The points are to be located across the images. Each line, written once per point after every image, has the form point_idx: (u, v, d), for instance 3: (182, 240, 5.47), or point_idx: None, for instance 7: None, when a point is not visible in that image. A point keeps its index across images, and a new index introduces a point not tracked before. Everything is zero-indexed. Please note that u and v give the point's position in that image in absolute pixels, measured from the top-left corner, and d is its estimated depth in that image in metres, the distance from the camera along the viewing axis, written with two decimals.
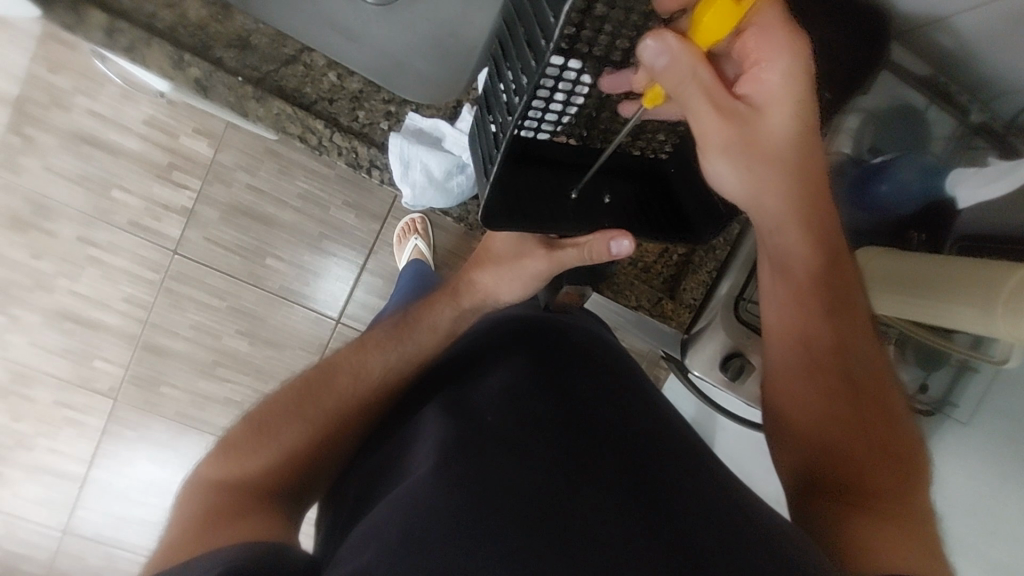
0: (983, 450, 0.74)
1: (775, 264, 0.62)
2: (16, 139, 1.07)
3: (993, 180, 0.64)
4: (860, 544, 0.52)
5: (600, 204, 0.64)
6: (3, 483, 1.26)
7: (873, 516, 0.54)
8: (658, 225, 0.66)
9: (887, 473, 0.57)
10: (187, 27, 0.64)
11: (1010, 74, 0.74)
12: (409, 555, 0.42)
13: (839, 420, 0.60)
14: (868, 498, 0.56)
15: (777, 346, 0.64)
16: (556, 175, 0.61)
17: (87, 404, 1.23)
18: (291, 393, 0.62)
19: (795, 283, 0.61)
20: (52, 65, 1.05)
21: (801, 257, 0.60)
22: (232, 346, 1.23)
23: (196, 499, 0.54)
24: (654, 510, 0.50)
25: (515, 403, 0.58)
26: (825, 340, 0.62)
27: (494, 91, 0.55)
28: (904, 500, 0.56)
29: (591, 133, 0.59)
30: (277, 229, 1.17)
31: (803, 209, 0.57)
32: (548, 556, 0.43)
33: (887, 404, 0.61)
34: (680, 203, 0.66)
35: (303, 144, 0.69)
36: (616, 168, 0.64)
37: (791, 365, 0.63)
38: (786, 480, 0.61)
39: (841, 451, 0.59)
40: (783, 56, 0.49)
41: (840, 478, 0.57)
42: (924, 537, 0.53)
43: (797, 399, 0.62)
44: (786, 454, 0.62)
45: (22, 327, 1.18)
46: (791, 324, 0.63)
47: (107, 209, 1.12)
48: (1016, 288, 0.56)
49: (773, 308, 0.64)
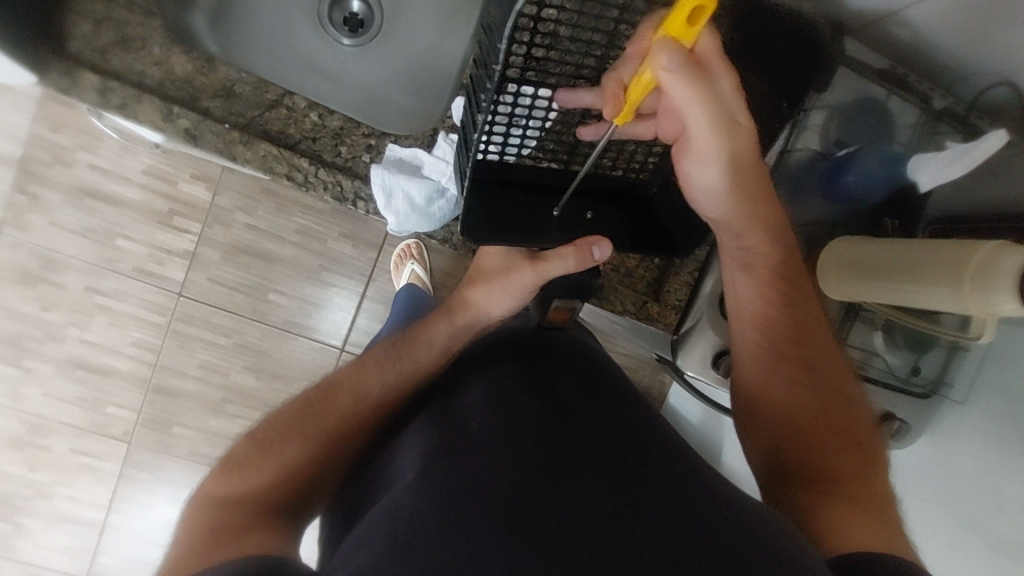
0: (981, 426, 0.75)
1: (739, 263, 0.64)
2: (22, 197, 1.12)
3: (953, 162, 0.65)
4: (832, 525, 0.56)
5: (584, 221, 0.66)
6: (23, 534, 1.28)
7: (841, 499, 0.57)
8: (640, 241, 0.68)
9: (850, 457, 0.60)
10: (175, 82, 0.68)
11: (968, 61, 0.77)
12: (396, 557, 0.46)
13: (803, 409, 0.63)
14: (837, 481, 0.59)
15: (747, 331, 0.66)
16: (540, 195, 0.65)
17: (103, 450, 1.26)
18: (292, 410, 0.64)
19: (761, 282, 0.64)
20: (53, 125, 1.10)
21: (758, 255, 0.63)
22: (241, 382, 1.26)
23: (199, 515, 0.55)
24: (633, 498, 0.53)
25: (496, 411, 0.61)
26: (787, 333, 0.64)
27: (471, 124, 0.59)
28: (868, 482, 0.59)
29: (574, 156, 0.63)
30: (276, 265, 1.20)
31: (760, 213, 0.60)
32: (528, 554, 0.46)
33: (846, 390, 0.64)
34: (661, 221, 0.69)
35: (290, 182, 0.71)
36: (601, 189, 0.67)
37: (754, 358, 0.65)
38: (756, 463, 0.64)
39: (807, 440, 0.61)
40: (726, 74, 0.49)
41: (806, 466, 0.60)
42: (887, 517, 0.56)
43: (763, 393, 0.64)
44: (754, 446, 0.65)
45: (36, 378, 1.21)
46: (755, 320, 0.65)
47: (112, 257, 1.16)
48: (981, 264, 0.59)
49: (738, 295, 0.66)
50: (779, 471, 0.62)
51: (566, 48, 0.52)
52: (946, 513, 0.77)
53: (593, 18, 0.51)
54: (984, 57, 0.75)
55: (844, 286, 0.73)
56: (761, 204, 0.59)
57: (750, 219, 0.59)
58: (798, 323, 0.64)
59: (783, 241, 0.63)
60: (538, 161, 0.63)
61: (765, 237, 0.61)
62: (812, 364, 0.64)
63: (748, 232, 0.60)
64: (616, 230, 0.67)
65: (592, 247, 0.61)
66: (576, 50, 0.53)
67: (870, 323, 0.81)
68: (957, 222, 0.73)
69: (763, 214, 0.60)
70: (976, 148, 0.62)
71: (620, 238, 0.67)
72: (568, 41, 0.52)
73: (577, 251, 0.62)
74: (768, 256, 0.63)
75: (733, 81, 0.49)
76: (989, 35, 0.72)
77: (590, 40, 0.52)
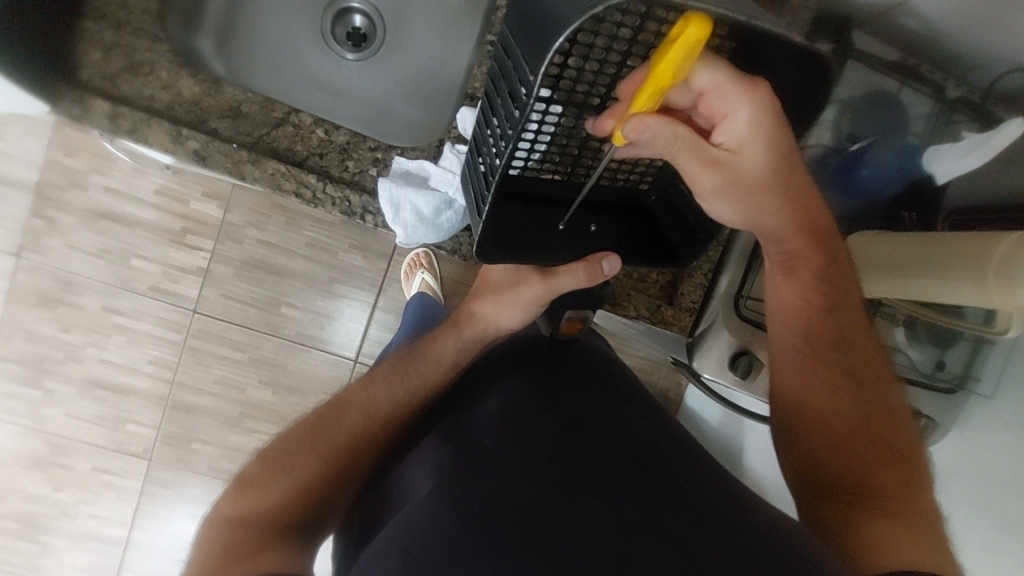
0: (1012, 420, 0.73)
1: (785, 267, 0.63)
2: (39, 221, 1.14)
3: (968, 153, 0.64)
4: (872, 542, 0.54)
5: (587, 233, 0.66)
6: (49, 553, 1.30)
7: (870, 510, 0.57)
8: (641, 252, 0.67)
9: (883, 467, 0.60)
10: (182, 104, 0.67)
11: (979, 49, 0.76)
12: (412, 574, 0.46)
13: (836, 414, 0.63)
14: (870, 495, 0.58)
15: (780, 322, 0.66)
16: (543, 209, 0.63)
17: (124, 467, 1.27)
18: (304, 429, 0.64)
19: (805, 284, 0.63)
20: (67, 150, 1.12)
21: (805, 259, 0.62)
22: (256, 396, 1.27)
23: (214, 535, 0.56)
24: (654, 518, 0.52)
25: (513, 424, 0.61)
26: (825, 339, 0.64)
27: (486, 144, 0.57)
28: (902, 496, 0.58)
29: (576, 169, 0.61)
30: (289, 279, 1.21)
31: (801, 224, 0.59)
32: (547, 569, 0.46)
33: (883, 397, 0.64)
34: (662, 229, 0.67)
35: (298, 199, 0.70)
36: (601, 200, 0.66)
37: (790, 361, 0.65)
38: (788, 471, 0.64)
39: (839, 449, 0.61)
40: (747, 103, 0.48)
41: (837, 477, 0.60)
42: (928, 532, 0.55)
43: (800, 398, 0.64)
44: (787, 451, 0.65)
45: (57, 399, 1.23)
46: (792, 315, 0.65)
47: (128, 277, 1.18)
48: (1004, 258, 0.57)
49: (779, 291, 0.65)
50: (811, 481, 0.62)
51: (580, 66, 0.50)
52: (978, 511, 0.75)
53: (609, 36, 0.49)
54: (996, 42, 0.74)
55: (865, 282, 0.72)
56: (797, 217, 0.58)
57: (789, 234, 0.59)
58: (836, 331, 0.64)
59: (822, 239, 0.61)
60: (541, 169, 0.60)
61: (813, 242, 0.61)
62: (849, 368, 0.64)
63: (790, 236, 0.59)
64: (620, 241, 0.66)
65: (602, 260, 0.62)
66: (590, 66, 0.51)
67: (891, 319, 0.79)
68: (975, 214, 0.72)
69: (809, 228, 0.60)
70: (993, 140, 0.61)
71: (625, 250, 0.66)
72: (581, 59, 0.50)
73: (587, 266, 0.63)
74: (816, 259, 0.62)
75: (761, 112, 0.49)
76: (996, 21, 0.71)
77: (605, 56, 0.50)
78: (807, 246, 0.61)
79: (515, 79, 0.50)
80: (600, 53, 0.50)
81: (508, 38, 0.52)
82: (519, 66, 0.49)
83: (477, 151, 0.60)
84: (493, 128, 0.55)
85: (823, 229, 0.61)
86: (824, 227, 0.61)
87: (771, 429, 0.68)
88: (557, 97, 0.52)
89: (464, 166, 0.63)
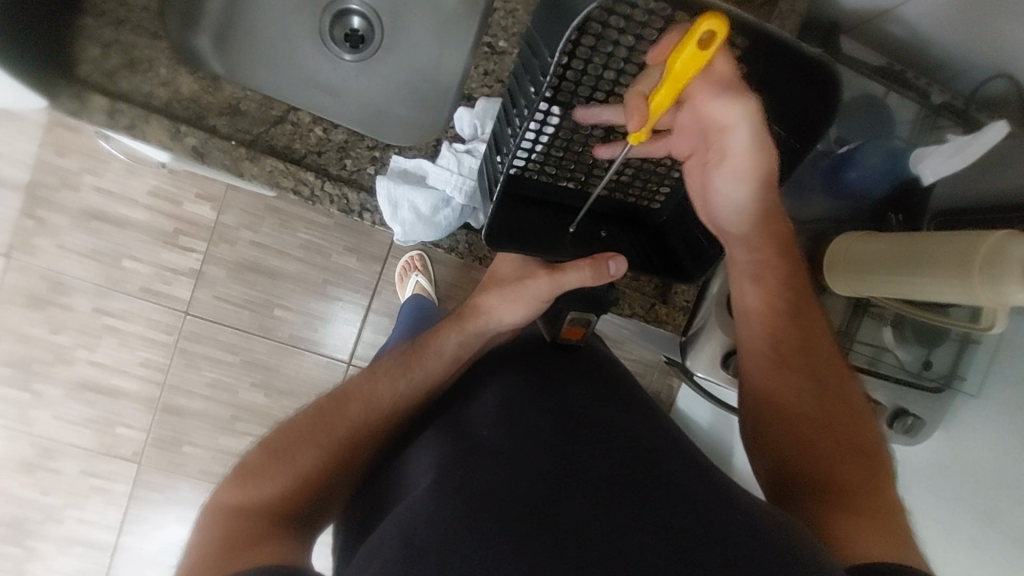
0: (997, 417, 0.75)
1: (753, 275, 0.65)
2: (30, 222, 1.13)
3: (953, 155, 0.66)
4: (846, 536, 0.55)
5: (597, 239, 0.67)
6: (35, 559, 1.28)
7: (844, 508, 0.58)
8: (649, 262, 0.68)
9: (857, 465, 0.61)
10: (181, 101, 0.68)
11: (961, 54, 0.79)
12: (409, 566, 0.46)
13: (807, 414, 0.64)
14: (844, 491, 0.59)
15: (746, 325, 0.68)
16: (555, 212, 0.65)
17: (113, 471, 1.25)
18: (305, 420, 0.64)
19: (772, 289, 0.66)
20: (59, 149, 1.11)
21: (769, 265, 0.65)
22: (249, 399, 1.26)
23: (212, 525, 0.55)
24: (647, 511, 0.53)
25: (508, 418, 0.61)
26: (793, 342, 0.66)
27: (504, 140, 0.59)
28: (874, 494, 0.59)
29: (591, 177, 0.64)
30: (282, 281, 1.21)
31: (772, 227, 0.62)
32: (544, 559, 0.47)
33: (851, 400, 0.66)
34: (669, 243, 0.69)
35: (297, 196, 0.70)
36: (612, 210, 0.68)
37: (762, 365, 0.67)
38: (766, 472, 0.66)
39: (814, 448, 0.63)
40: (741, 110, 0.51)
41: (811, 474, 0.61)
42: (898, 527, 0.56)
43: (772, 397, 0.66)
44: (760, 456, 0.66)
45: (45, 402, 1.21)
46: (763, 318, 0.67)
47: (119, 278, 1.17)
48: (988, 254, 0.59)
49: (744, 294, 0.67)
50: (791, 482, 0.63)
51: (597, 74, 0.54)
52: (963, 509, 0.76)
53: (627, 48, 0.52)
54: (982, 45, 0.76)
55: (851, 283, 0.73)
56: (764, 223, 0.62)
57: (757, 234, 0.63)
58: (804, 336, 0.66)
59: (782, 242, 0.64)
60: (556, 178, 0.63)
61: (776, 246, 0.64)
62: (820, 370, 0.66)
63: (758, 242, 0.63)
64: (629, 248, 0.68)
65: (608, 260, 0.63)
66: (605, 78, 0.54)
67: (878, 318, 0.80)
68: (961, 216, 0.75)
69: (771, 229, 0.63)
70: (978, 141, 0.63)
71: (633, 258, 0.67)
72: (601, 67, 0.53)
73: (595, 263, 0.63)
74: (780, 266, 0.65)
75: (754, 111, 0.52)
76: (977, 28, 0.74)
77: (621, 69, 0.54)
78: (771, 249, 0.64)
79: (535, 70, 0.53)
80: (620, 63, 0.53)
81: (533, 36, 0.53)
82: (539, 57, 0.52)
83: (495, 149, 0.62)
84: (511, 123, 0.58)
85: (784, 241, 0.64)
86: (782, 235, 0.64)
87: (742, 434, 0.69)
88: (572, 103, 0.55)
89: (482, 163, 0.65)
